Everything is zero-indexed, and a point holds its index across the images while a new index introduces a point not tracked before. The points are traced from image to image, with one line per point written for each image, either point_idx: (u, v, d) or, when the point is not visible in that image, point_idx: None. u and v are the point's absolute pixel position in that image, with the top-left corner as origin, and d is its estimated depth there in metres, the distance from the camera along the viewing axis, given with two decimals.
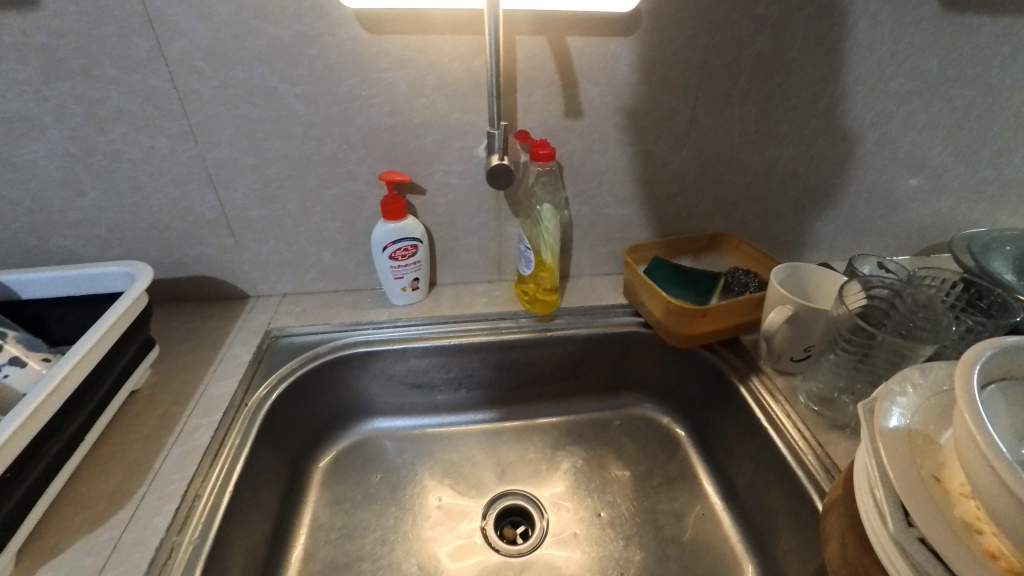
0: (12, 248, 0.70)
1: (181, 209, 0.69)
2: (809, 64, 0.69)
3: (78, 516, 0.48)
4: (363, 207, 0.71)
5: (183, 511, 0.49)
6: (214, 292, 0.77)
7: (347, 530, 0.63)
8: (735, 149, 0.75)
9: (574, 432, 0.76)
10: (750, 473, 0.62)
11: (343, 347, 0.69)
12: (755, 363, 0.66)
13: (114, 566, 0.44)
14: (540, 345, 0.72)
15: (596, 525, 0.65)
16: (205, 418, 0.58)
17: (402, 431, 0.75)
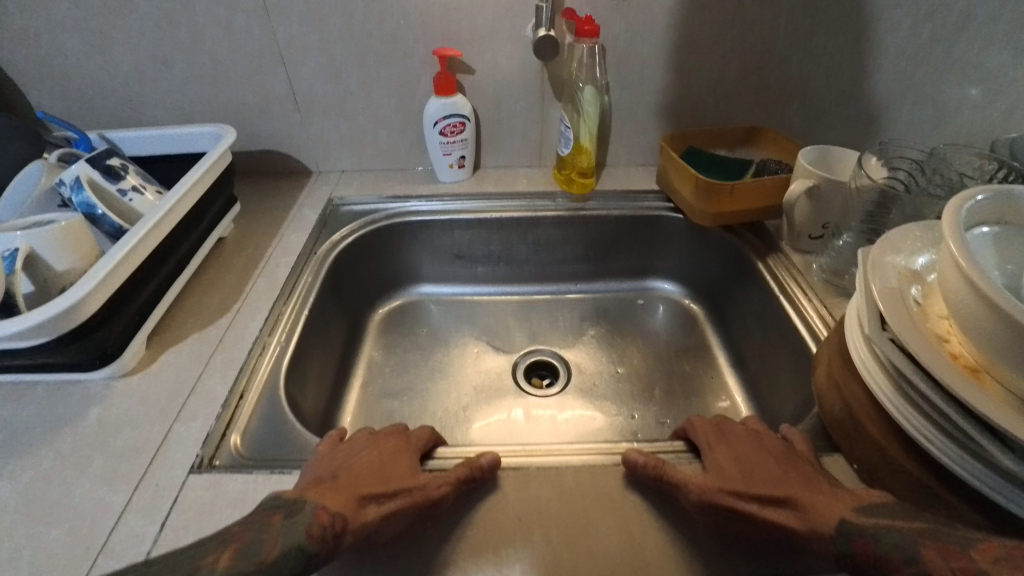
0: (112, 117, 0.80)
1: (255, 84, 0.76)
2: None
3: (190, 319, 0.59)
4: (417, 86, 0.76)
5: (272, 320, 0.59)
6: (282, 167, 0.85)
7: (398, 367, 0.74)
8: (780, 38, 0.75)
9: (599, 308, 0.83)
10: (759, 339, 0.68)
11: (397, 216, 0.77)
12: (775, 243, 0.70)
13: (223, 352, 0.55)
14: (574, 223, 0.79)
15: (614, 379, 0.73)
16: (283, 259, 0.68)
17: (445, 298, 0.84)
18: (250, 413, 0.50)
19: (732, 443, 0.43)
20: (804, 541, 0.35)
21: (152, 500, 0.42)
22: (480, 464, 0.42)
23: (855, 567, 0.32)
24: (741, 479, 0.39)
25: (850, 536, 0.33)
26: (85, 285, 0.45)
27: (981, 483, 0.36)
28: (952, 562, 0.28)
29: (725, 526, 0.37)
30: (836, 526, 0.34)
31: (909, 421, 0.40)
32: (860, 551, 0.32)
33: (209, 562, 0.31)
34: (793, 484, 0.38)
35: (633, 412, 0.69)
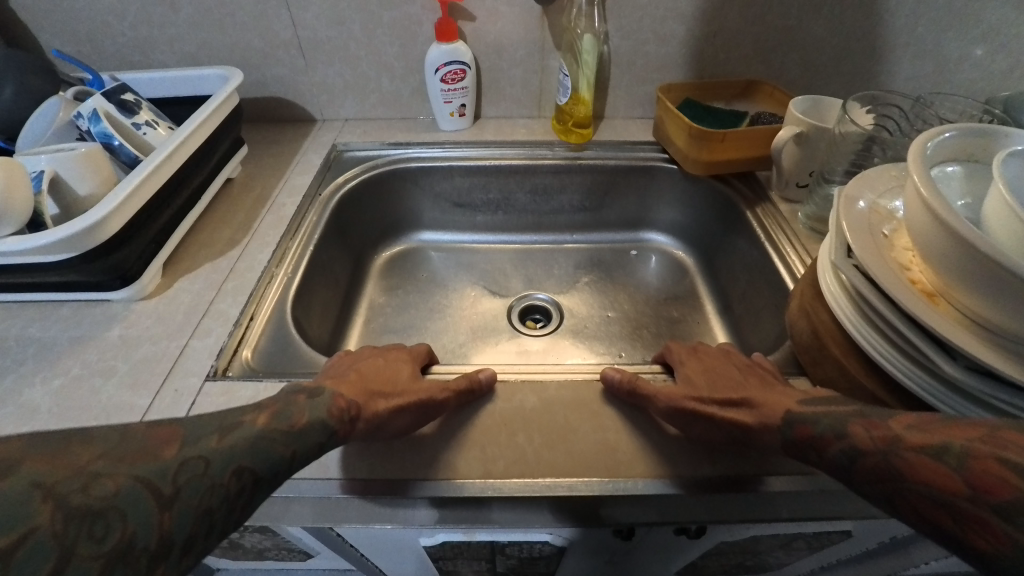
0: (122, 61, 0.82)
1: (260, 27, 0.77)
2: None
3: (202, 251, 0.62)
4: (419, 32, 0.77)
5: (279, 254, 0.62)
6: (287, 114, 0.87)
7: (399, 307, 0.78)
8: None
9: (594, 257, 0.86)
10: (744, 285, 0.71)
11: (398, 162, 0.80)
12: (763, 193, 0.72)
13: (234, 280, 0.59)
14: (571, 173, 0.81)
15: (604, 322, 0.77)
16: (290, 199, 0.71)
17: (444, 245, 0.87)
18: (260, 333, 0.54)
19: (700, 363, 0.49)
20: (756, 433, 0.40)
21: (173, 402, 0.47)
22: (479, 378, 0.46)
23: (796, 448, 0.38)
24: (706, 389, 0.45)
25: (793, 423, 0.38)
26: (105, 207, 0.48)
27: (928, 394, 0.40)
28: (872, 431, 0.34)
29: (690, 427, 0.42)
30: (782, 416, 0.40)
31: (870, 343, 0.43)
32: (800, 434, 0.38)
33: (249, 419, 0.34)
34: (750, 390, 0.44)
35: (620, 351, 0.72)
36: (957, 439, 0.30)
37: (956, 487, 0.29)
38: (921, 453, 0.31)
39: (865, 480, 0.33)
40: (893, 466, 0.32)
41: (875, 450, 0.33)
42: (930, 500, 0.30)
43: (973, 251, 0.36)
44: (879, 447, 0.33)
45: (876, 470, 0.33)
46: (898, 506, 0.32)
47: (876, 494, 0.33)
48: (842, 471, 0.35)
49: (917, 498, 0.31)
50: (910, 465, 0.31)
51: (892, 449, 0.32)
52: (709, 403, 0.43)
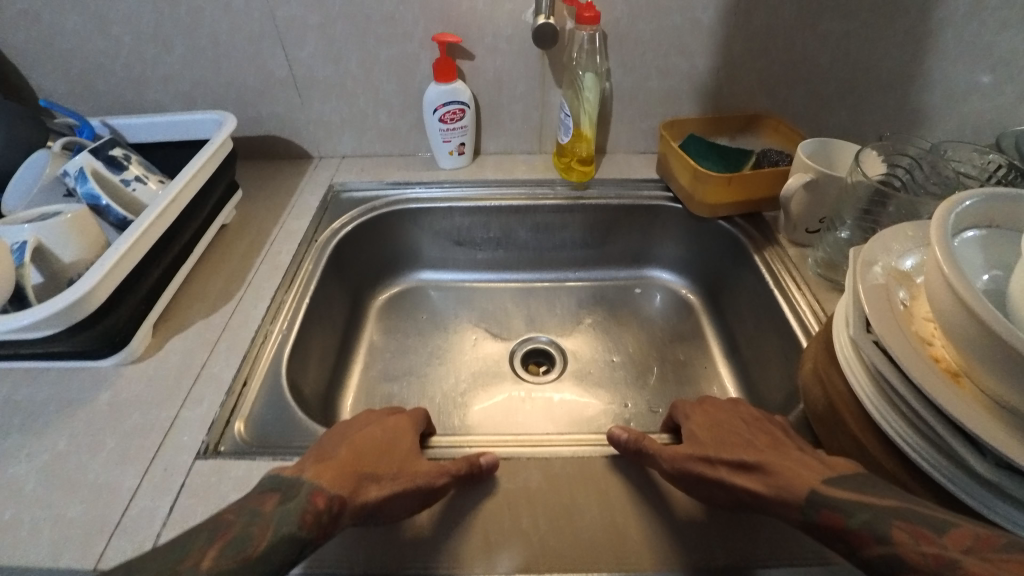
0: (114, 100, 0.80)
1: (254, 66, 0.75)
2: None
3: (194, 306, 0.60)
4: (417, 69, 0.75)
5: (274, 309, 0.61)
6: (283, 150, 0.85)
7: (399, 352, 0.75)
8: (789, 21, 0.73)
9: (598, 295, 0.84)
10: (752, 329, 0.69)
11: (397, 202, 0.78)
12: (772, 235, 0.70)
13: (227, 338, 0.57)
14: (573, 211, 0.79)
15: (609, 367, 0.75)
16: (285, 246, 0.69)
17: (444, 283, 0.85)
18: (254, 400, 0.52)
19: (708, 416, 0.47)
20: (771, 505, 0.38)
21: (162, 482, 0.45)
22: (479, 462, 0.43)
23: (822, 533, 0.36)
24: (716, 450, 0.43)
25: (817, 508, 0.36)
26: (91, 277, 0.47)
27: (948, 482, 0.38)
28: (922, 546, 0.32)
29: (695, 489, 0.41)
30: (801, 492, 0.37)
31: (887, 421, 0.41)
32: (825, 521, 0.36)
33: (190, 564, 0.33)
34: (764, 453, 0.42)
35: (627, 400, 0.70)
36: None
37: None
38: None
39: None
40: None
41: (924, 568, 0.31)
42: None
43: (1002, 345, 0.34)
44: (931, 566, 0.31)
45: None
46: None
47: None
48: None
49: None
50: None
51: (946, 574, 0.31)
52: (721, 468, 0.41)
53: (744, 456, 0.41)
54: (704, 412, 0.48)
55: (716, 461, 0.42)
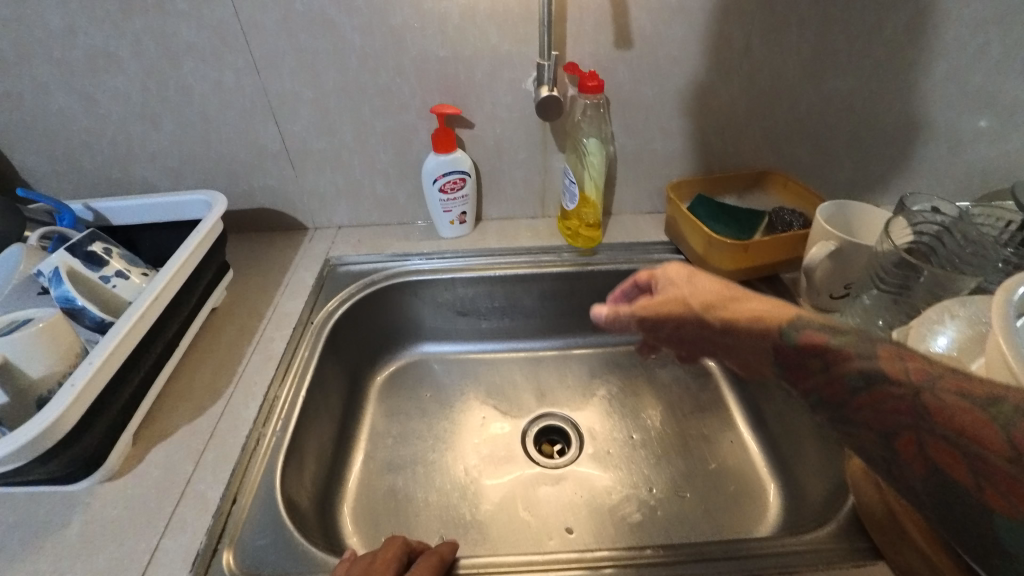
0: (99, 178, 0.76)
1: (246, 141, 0.72)
2: None
3: (179, 408, 0.55)
4: (415, 139, 0.73)
5: (267, 407, 0.56)
6: (277, 222, 0.82)
7: (402, 437, 0.70)
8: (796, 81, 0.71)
9: (610, 362, 0.80)
10: (780, 402, 0.65)
11: (396, 275, 0.74)
12: (793, 300, 0.67)
13: (216, 446, 0.52)
14: (582, 278, 0.75)
15: (629, 446, 0.70)
16: (278, 331, 0.64)
17: (447, 356, 0.80)
18: (243, 521, 0.47)
19: (684, 271, 0.50)
20: (746, 334, 0.43)
21: None
22: None
23: (801, 354, 0.40)
24: (698, 304, 0.47)
25: (802, 330, 0.40)
26: (61, 401, 0.42)
27: None
28: (907, 364, 0.35)
29: (680, 333, 0.49)
30: (776, 322, 0.42)
31: None
32: (807, 342, 0.39)
33: None
34: (733, 288, 0.47)
35: (652, 485, 0.65)
36: (1011, 395, 0.31)
37: (999, 445, 0.30)
38: (960, 399, 0.32)
39: (880, 403, 0.35)
40: (922, 405, 0.33)
41: (905, 381, 0.35)
42: (959, 448, 0.32)
43: None
44: (913, 380, 0.34)
45: (899, 400, 0.34)
46: (900, 443, 0.34)
47: (881, 425, 0.35)
48: (852, 390, 0.36)
49: (936, 440, 0.33)
50: (948, 410, 0.33)
51: (926, 387, 0.34)
52: (707, 321, 0.46)
53: (710, 291, 0.47)
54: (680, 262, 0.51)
55: (701, 315, 0.47)
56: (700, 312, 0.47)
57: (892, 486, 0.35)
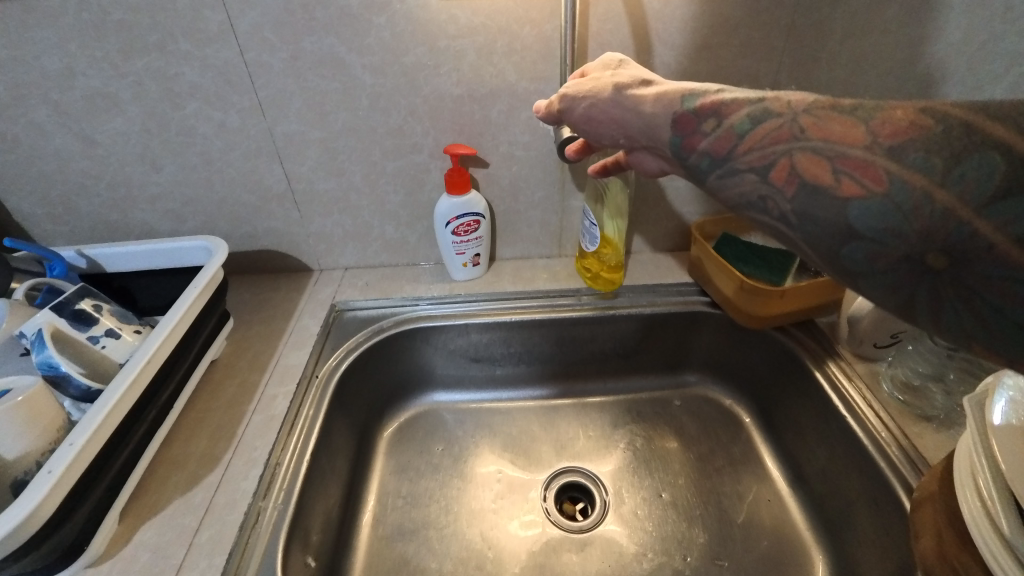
0: (96, 221, 0.72)
1: (250, 182, 0.69)
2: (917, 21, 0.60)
3: (173, 478, 0.51)
4: (427, 179, 0.69)
5: (267, 476, 0.51)
6: (281, 265, 0.78)
7: (413, 498, 0.65)
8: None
9: (633, 411, 0.75)
10: (822, 459, 0.60)
11: (406, 321, 0.70)
12: (832, 347, 0.63)
13: (211, 525, 0.47)
14: (603, 322, 0.71)
15: (658, 506, 0.64)
16: (281, 387, 0.60)
17: (460, 404, 0.76)
18: None
19: (611, 67, 0.51)
20: (652, 112, 0.43)
21: None
22: None
23: (695, 115, 0.40)
24: (615, 82, 0.48)
25: (700, 96, 0.40)
26: (37, 491, 0.38)
27: None
28: (789, 98, 0.36)
29: (594, 117, 0.49)
30: (674, 93, 0.42)
31: None
32: (705, 103, 0.39)
33: None
34: (650, 75, 0.47)
35: (686, 551, 0.60)
36: (868, 99, 0.33)
37: (858, 136, 0.32)
38: (830, 112, 0.34)
39: (760, 138, 0.36)
40: (798, 127, 0.34)
41: (785, 113, 0.35)
42: (827, 153, 0.33)
43: None
44: (791, 111, 0.35)
45: (779, 130, 0.35)
46: (775, 173, 0.35)
47: (759, 158, 0.36)
48: (739, 134, 0.37)
49: (807, 155, 0.34)
50: (820, 123, 0.34)
51: (802, 112, 0.35)
52: (621, 95, 0.46)
53: (627, 79, 0.47)
54: (606, 64, 0.52)
55: (617, 89, 0.47)
56: (617, 85, 0.47)
57: (767, 221, 0.36)
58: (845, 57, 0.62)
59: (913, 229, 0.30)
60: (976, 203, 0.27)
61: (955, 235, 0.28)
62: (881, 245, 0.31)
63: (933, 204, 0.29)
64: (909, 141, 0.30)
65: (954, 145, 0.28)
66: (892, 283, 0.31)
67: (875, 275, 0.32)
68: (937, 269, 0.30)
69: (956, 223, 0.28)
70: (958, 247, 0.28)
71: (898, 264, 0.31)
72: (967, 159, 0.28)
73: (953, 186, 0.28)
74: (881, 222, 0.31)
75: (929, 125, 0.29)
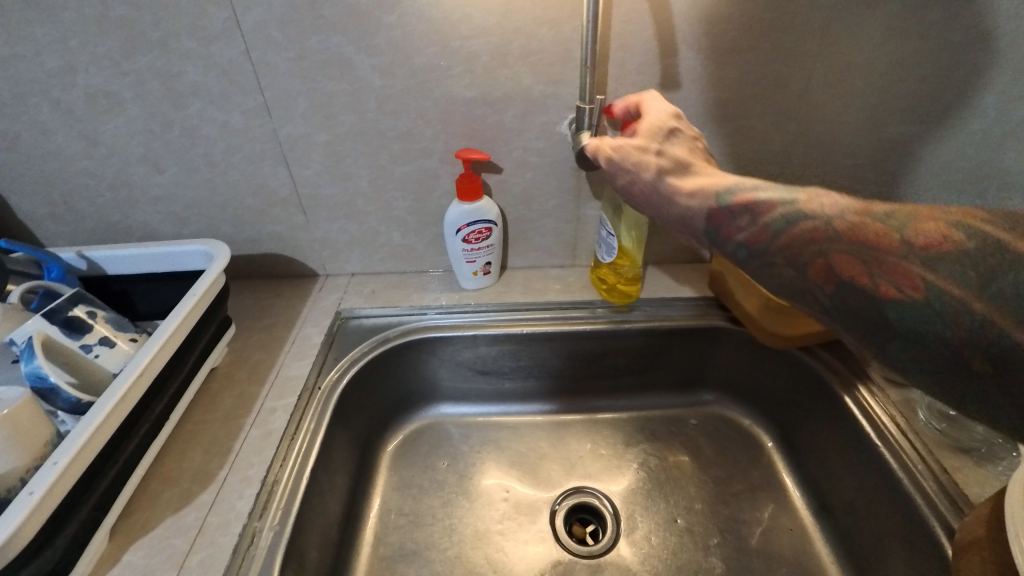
0: (98, 222, 0.71)
1: (254, 185, 0.67)
2: (963, 24, 0.56)
3: (165, 495, 0.49)
4: (436, 185, 0.67)
5: (264, 496, 0.49)
6: (286, 270, 0.76)
7: (416, 517, 0.62)
8: (860, 128, 0.64)
9: (646, 429, 0.72)
10: (850, 490, 0.57)
11: (412, 331, 0.67)
12: (862, 370, 0.59)
13: (202, 548, 0.45)
14: (617, 336, 0.68)
15: (672, 532, 0.61)
16: (281, 400, 0.58)
17: (466, 418, 0.73)
18: None
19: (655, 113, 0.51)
20: (687, 206, 0.45)
21: None
22: None
23: (734, 211, 0.43)
24: (656, 151, 0.48)
25: (735, 193, 0.43)
26: (14, 515, 0.35)
27: None
28: (824, 202, 0.39)
29: (631, 189, 0.50)
30: (713, 190, 0.44)
31: None
32: (742, 200, 0.42)
33: None
34: (692, 158, 0.48)
35: None
36: (901, 208, 0.36)
37: (893, 245, 0.35)
38: (864, 220, 0.37)
39: (798, 240, 0.39)
40: (834, 230, 0.38)
41: (821, 217, 0.39)
42: (863, 257, 0.36)
43: None
44: (828, 215, 0.38)
45: (815, 231, 0.38)
46: (814, 271, 0.38)
47: (797, 256, 0.39)
48: (777, 233, 0.40)
49: (843, 256, 0.37)
50: (854, 228, 0.37)
51: (838, 217, 0.38)
52: (659, 172, 0.47)
53: (669, 159, 0.48)
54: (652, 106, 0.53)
55: (659, 162, 0.48)
56: (659, 159, 0.48)
57: (809, 310, 0.40)
58: (880, 62, 0.59)
59: (952, 331, 0.32)
60: (1017, 316, 0.29)
61: (998, 344, 0.30)
62: (922, 346, 0.33)
63: (973, 314, 0.31)
64: (943, 253, 0.33)
65: (989, 263, 0.31)
66: (936, 381, 0.33)
67: (919, 371, 0.34)
68: (982, 373, 0.31)
69: (996, 332, 0.30)
70: (1002, 353, 0.30)
71: (942, 364, 0.33)
72: (1004, 275, 0.30)
73: (988, 297, 0.31)
74: (922, 324, 0.33)
75: (963, 240, 0.33)
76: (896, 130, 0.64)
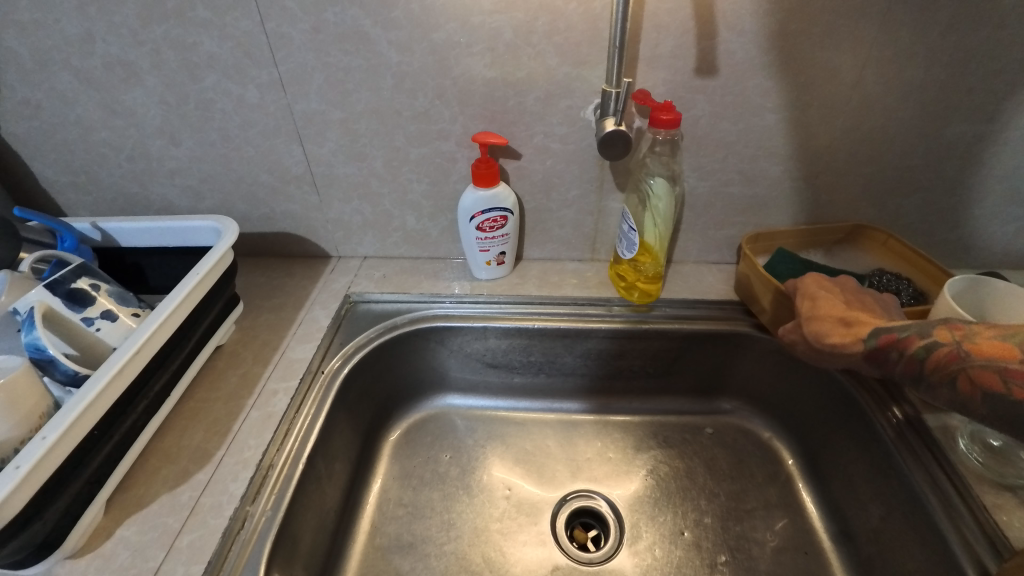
0: (117, 193, 0.71)
1: (269, 162, 0.65)
2: None
3: (162, 472, 0.48)
4: (452, 169, 0.64)
5: (258, 478, 0.48)
6: (299, 249, 0.75)
7: (415, 509, 0.61)
8: (918, 124, 0.58)
9: (659, 435, 0.69)
10: (876, 519, 0.53)
11: (420, 319, 0.65)
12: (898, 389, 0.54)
13: (192, 529, 0.44)
14: (634, 337, 0.65)
15: (679, 545, 0.58)
16: (283, 382, 0.57)
17: (473, 411, 0.71)
18: None
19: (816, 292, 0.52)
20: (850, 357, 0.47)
21: None
22: None
23: (879, 353, 0.44)
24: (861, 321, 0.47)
25: (877, 334, 0.45)
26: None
27: None
28: (953, 330, 0.41)
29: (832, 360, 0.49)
30: (859, 339, 0.46)
31: None
32: (885, 341, 0.44)
33: None
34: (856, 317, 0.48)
35: None
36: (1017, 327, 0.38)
37: (1013, 353, 0.37)
38: (988, 338, 0.38)
39: (937, 365, 0.40)
40: (964, 349, 0.39)
41: (952, 340, 0.40)
42: (995, 367, 0.37)
43: None
44: (956, 338, 0.40)
45: (950, 355, 0.40)
46: (960, 386, 0.39)
47: (944, 379, 0.40)
48: (919, 363, 0.41)
49: (982, 369, 0.38)
50: (982, 345, 0.38)
51: (966, 339, 0.39)
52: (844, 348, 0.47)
53: (831, 325, 0.49)
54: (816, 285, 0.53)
55: (831, 334, 0.48)
56: (824, 337, 0.49)
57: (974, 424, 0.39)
58: (947, 52, 0.53)
59: None
60: None
61: None
62: None
63: None
64: None
65: None
66: None
67: None
68: None
69: None
70: None
71: None
72: None
73: None
74: None
75: None
76: (958, 129, 0.58)
